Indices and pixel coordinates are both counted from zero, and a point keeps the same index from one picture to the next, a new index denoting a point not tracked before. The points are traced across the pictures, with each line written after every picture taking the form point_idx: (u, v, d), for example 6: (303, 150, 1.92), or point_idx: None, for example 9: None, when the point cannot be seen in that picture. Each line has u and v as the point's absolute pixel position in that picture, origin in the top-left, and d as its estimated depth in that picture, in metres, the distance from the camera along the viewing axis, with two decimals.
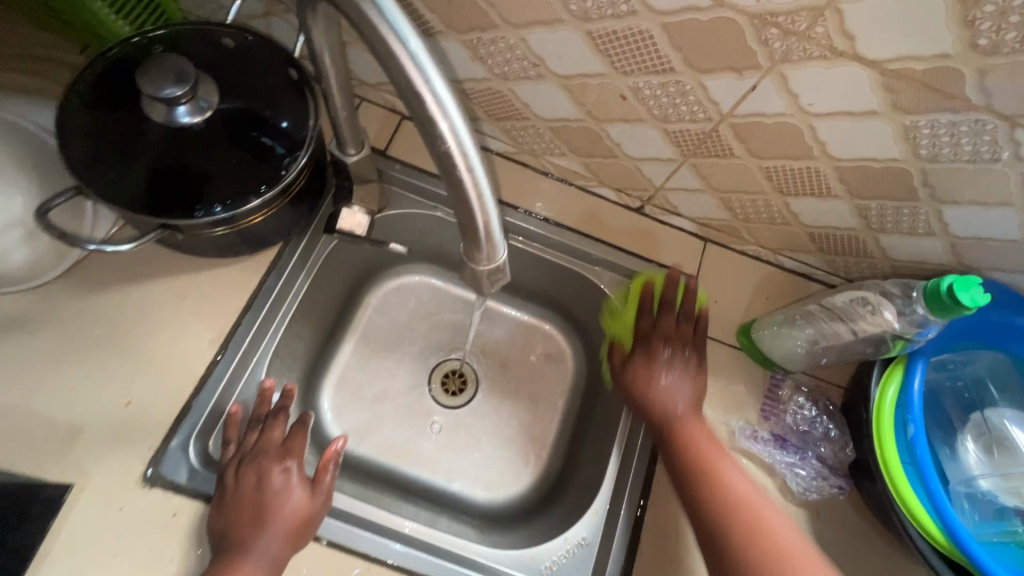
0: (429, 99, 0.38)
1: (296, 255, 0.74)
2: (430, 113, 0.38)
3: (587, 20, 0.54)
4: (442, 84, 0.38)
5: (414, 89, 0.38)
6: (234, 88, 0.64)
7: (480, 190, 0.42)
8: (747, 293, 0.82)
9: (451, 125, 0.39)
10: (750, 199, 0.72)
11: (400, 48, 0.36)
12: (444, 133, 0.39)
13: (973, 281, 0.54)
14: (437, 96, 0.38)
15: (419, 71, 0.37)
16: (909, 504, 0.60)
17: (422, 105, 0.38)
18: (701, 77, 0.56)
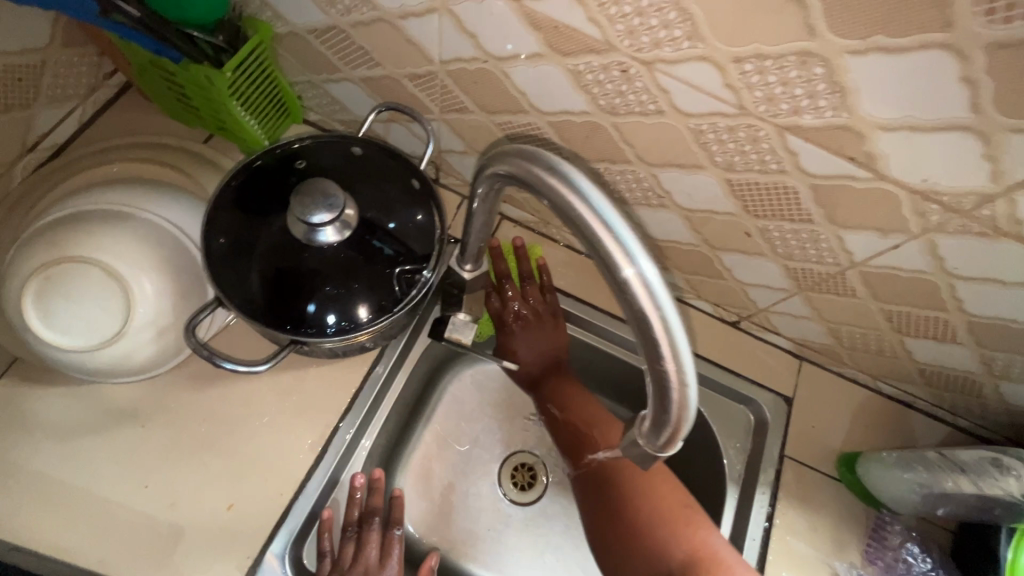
0: (617, 248, 0.34)
1: (396, 354, 0.75)
2: (628, 284, 0.34)
3: (729, 171, 0.55)
4: (657, 278, 0.33)
5: (593, 235, 0.34)
6: (362, 200, 0.67)
7: (675, 344, 0.34)
8: (845, 418, 0.79)
9: (638, 271, 0.33)
10: (862, 332, 0.70)
11: (618, 248, 0.33)
12: (654, 331, 0.34)
13: None
14: (651, 293, 0.33)
15: (635, 269, 0.33)
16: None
17: (605, 249, 0.33)
18: (840, 231, 0.56)
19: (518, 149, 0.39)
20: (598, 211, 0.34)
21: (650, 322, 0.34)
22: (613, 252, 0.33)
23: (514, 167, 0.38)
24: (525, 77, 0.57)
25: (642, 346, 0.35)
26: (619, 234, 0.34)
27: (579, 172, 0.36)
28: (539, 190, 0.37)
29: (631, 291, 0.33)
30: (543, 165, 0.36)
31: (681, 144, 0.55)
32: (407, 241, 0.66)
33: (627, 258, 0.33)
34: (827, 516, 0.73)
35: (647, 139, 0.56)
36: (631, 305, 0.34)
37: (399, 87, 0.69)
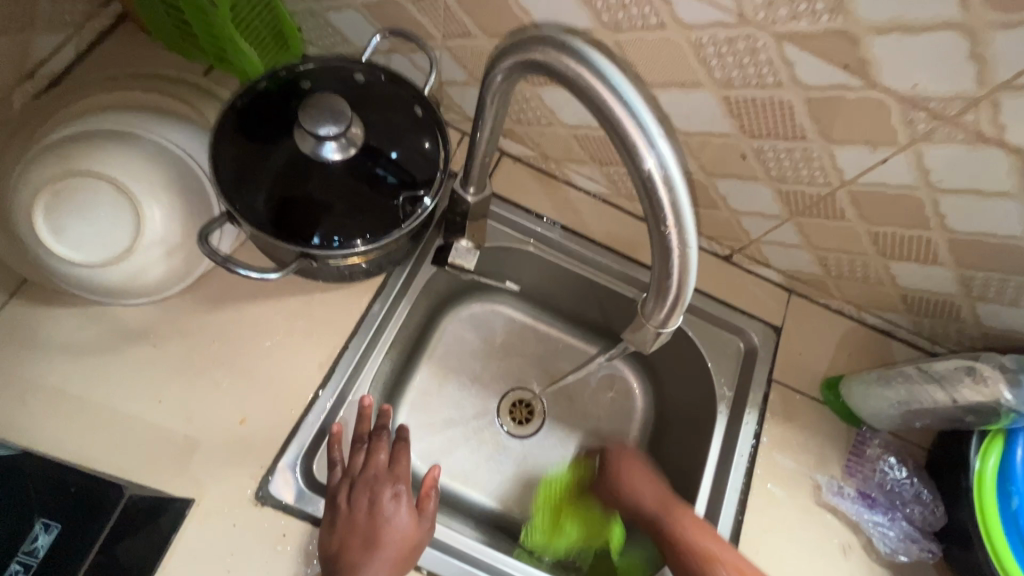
0: (636, 131, 0.39)
1: (399, 283, 0.76)
2: (645, 167, 0.40)
3: (727, 87, 0.57)
4: (671, 158, 0.39)
5: (617, 119, 0.39)
6: (365, 124, 0.68)
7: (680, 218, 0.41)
8: (830, 347, 0.83)
9: (657, 154, 0.39)
10: (849, 259, 0.73)
11: (640, 133, 0.39)
12: (665, 209, 0.40)
13: None
14: (666, 171, 0.40)
15: (652, 151, 0.39)
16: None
17: (627, 134, 0.39)
18: (832, 147, 0.58)
19: (546, 38, 0.41)
20: (620, 94, 0.39)
21: (661, 198, 0.40)
22: (635, 138, 0.39)
23: (542, 55, 0.41)
24: None
25: (651, 222, 0.42)
26: (643, 119, 0.39)
27: (607, 61, 0.40)
28: (569, 80, 0.41)
29: (647, 169, 0.39)
30: (574, 54, 0.40)
31: (682, 60, 0.56)
32: (409, 165, 0.67)
33: (647, 141, 0.39)
34: (810, 434, 0.78)
35: (648, 57, 0.57)
36: (646, 184, 0.40)
37: (401, 12, 0.69)
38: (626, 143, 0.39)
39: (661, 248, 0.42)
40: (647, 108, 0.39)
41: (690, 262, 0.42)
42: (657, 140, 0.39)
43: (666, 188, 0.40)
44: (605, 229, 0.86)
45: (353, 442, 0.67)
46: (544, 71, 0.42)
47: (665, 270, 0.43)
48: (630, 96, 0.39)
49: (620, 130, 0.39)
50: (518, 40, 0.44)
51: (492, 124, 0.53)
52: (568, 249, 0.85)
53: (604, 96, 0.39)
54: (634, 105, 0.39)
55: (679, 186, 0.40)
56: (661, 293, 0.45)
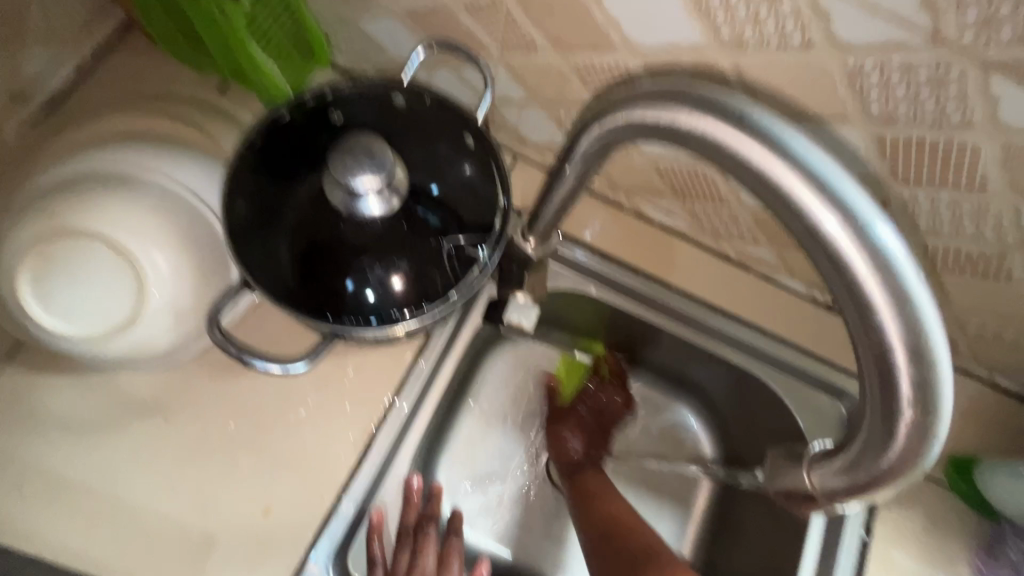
0: (830, 210, 0.29)
1: (444, 337, 0.66)
2: (843, 254, 0.29)
3: (884, 126, 0.43)
4: (884, 238, 0.29)
5: (796, 197, 0.29)
6: (405, 157, 0.56)
7: (901, 319, 0.30)
8: (955, 416, 0.69)
9: (856, 233, 0.29)
10: (997, 322, 0.59)
11: (835, 211, 0.29)
12: (878, 304, 0.30)
13: None
14: (879, 257, 0.29)
15: (854, 231, 0.29)
16: None
17: (815, 215, 0.29)
18: (1020, 202, 0.44)
19: (681, 89, 0.32)
20: (803, 163, 0.29)
21: (873, 293, 0.30)
22: (828, 220, 0.29)
23: (677, 115, 0.31)
24: (626, 5, 0.45)
25: (860, 328, 0.31)
26: (835, 190, 0.29)
27: (775, 118, 0.30)
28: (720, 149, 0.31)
29: (844, 254, 0.29)
30: (723, 111, 0.30)
31: (824, 91, 0.43)
32: (458, 203, 0.56)
33: (845, 220, 0.29)
34: (933, 524, 0.65)
35: (777, 85, 0.44)
36: (844, 275, 0.30)
37: (450, 21, 0.57)
38: (809, 226, 0.30)
39: (881, 364, 0.31)
40: (843, 174, 0.29)
41: (932, 370, 0.30)
42: (858, 219, 0.29)
43: (880, 278, 0.29)
44: (682, 271, 0.73)
45: (397, 539, 0.57)
46: (679, 136, 0.32)
47: (890, 395, 0.32)
48: (817, 163, 0.29)
49: (797, 209, 0.30)
50: (632, 93, 0.34)
51: (579, 180, 0.42)
52: (639, 292, 0.73)
53: (775, 167, 0.29)
54: (824, 173, 0.29)
55: (902, 271, 0.29)
56: (883, 437, 0.33)
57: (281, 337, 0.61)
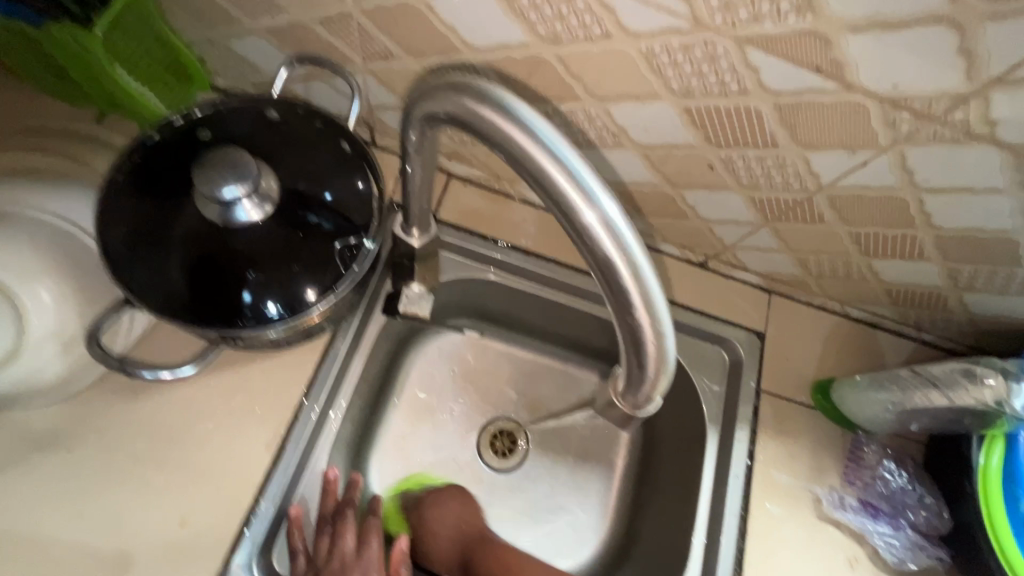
0: (575, 191, 0.38)
1: (349, 336, 0.69)
2: (589, 227, 0.39)
3: (686, 98, 0.50)
4: (612, 211, 0.39)
5: (554, 180, 0.38)
6: (283, 165, 0.59)
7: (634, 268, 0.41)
8: (816, 347, 0.79)
9: (596, 211, 0.39)
10: (829, 259, 0.69)
11: (579, 193, 0.38)
12: (614, 260, 0.40)
13: None
14: (610, 225, 0.39)
15: (594, 209, 0.39)
16: (1009, 557, 0.59)
17: (568, 196, 0.38)
18: (806, 152, 0.52)
19: (473, 91, 0.39)
20: (555, 155, 0.38)
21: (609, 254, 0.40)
22: (575, 199, 0.39)
23: (467, 113, 0.39)
24: (456, 9, 0.50)
25: (606, 279, 0.42)
26: (579, 175, 0.39)
27: (534, 116, 0.39)
28: (502, 142, 0.39)
29: (589, 226, 0.39)
30: (498, 110, 0.38)
31: (632, 72, 0.49)
32: (338, 203, 0.59)
33: (587, 200, 0.39)
34: (805, 441, 0.74)
35: (595, 70, 0.51)
36: (591, 241, 0.40)
37: (310, 36, 0.60)
38: (566, 204, 0.39)
39: (622, 302, 0.42)
40: (582, 162, 0.39)
41: (654, 303, 0.42)
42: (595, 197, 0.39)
43: (613, 242, 0.39)
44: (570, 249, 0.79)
45: (319, 526, 0.60)
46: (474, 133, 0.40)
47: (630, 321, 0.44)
48: (564, 154, 0.38)
49: (557, 190, 0.39)
50: (437, 93, 0.41)
51: (423, 169, 0.49)
52: (534, 273, 0.79)
53: (537, 156, 0.38)
54: (569, 161, 0.38)
55: (625, 235, 0.40)
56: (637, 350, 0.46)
57: (181, 355, 0.62)
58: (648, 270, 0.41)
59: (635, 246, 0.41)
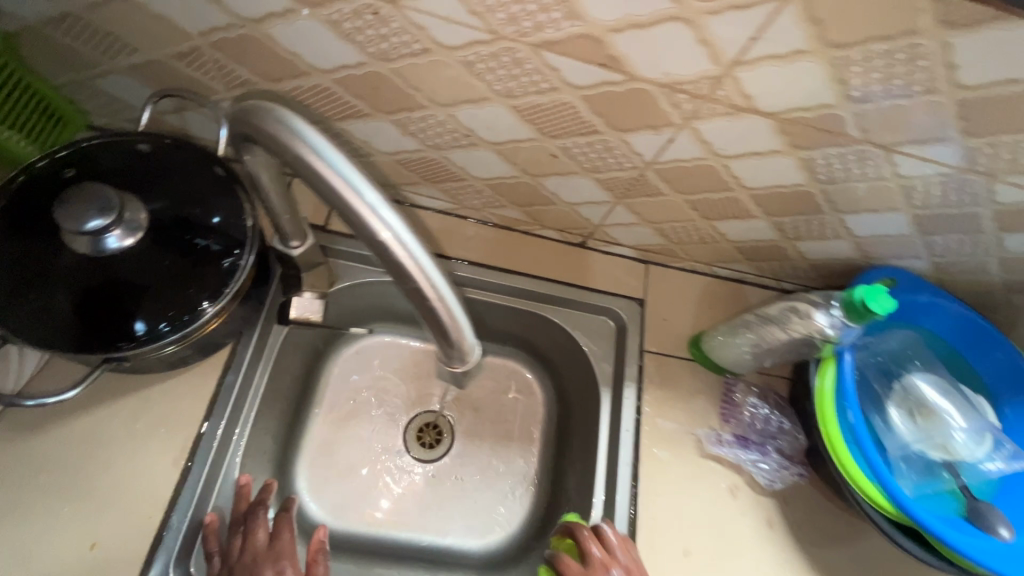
0: (360, 204, 0.41)
1: (251, 347, 0.73)
2: (378, 237, 0.42)
3: (512, 97, 0.57)
4: (396, 221, 0.42)
5: (339, 194, 0.40)
6: (159, 192, 0.63)
7: (424, 269, 0.44)
8: (691, 306, 0.88)
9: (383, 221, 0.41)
10: (681, 226, 0.78)
11: (363, 205, 0.41)
12: (406, 264, 0.43)
13: (879, 290, 0.64)
14: (396, 234, 0.42)
15: (380, 220, 0.41)
16: (843, 460, 0.69)
17: (353, 209, 0.40)
18: (623, 135, 0.60)
19: (262, 114, 0.41)
20: (337, 170, 0.40)
21: (400, 259, 0.43)
22: (361, 211, 0.41)
23: (258, 130, 0.41)
24: (292, 37, 0.55)
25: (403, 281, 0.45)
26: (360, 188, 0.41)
27: (314, 133, 0.40)
28: (292, 161, 0.41)
29: (378, 236, 0.42)
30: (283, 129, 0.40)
31: (460, 79, 0.56)
32: (221, 224, 0.64)
33: (372, 212, 0.41)
34: (687, 391, 0.83)
35: (429, 80, 0.57)
36: (382, 250, 0.42)
37: (170, 70, 0.64)
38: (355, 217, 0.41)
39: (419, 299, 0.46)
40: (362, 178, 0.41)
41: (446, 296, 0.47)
42: (383, 212, 0.41)
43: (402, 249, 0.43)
44: (460, 243, 0.85)
45: (230, 529, 0.63)
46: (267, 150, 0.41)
47: (434, 317, 0.48)
48: (345, 171, 0.40)
49: (344, 206, 0.41)
50: (241, 112, 0.42)
51: (271, 181, 0.53)
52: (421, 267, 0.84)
53: (320, 172, 0.40)
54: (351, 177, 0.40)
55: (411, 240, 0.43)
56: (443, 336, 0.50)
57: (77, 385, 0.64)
58: (436, 270, 0.45)
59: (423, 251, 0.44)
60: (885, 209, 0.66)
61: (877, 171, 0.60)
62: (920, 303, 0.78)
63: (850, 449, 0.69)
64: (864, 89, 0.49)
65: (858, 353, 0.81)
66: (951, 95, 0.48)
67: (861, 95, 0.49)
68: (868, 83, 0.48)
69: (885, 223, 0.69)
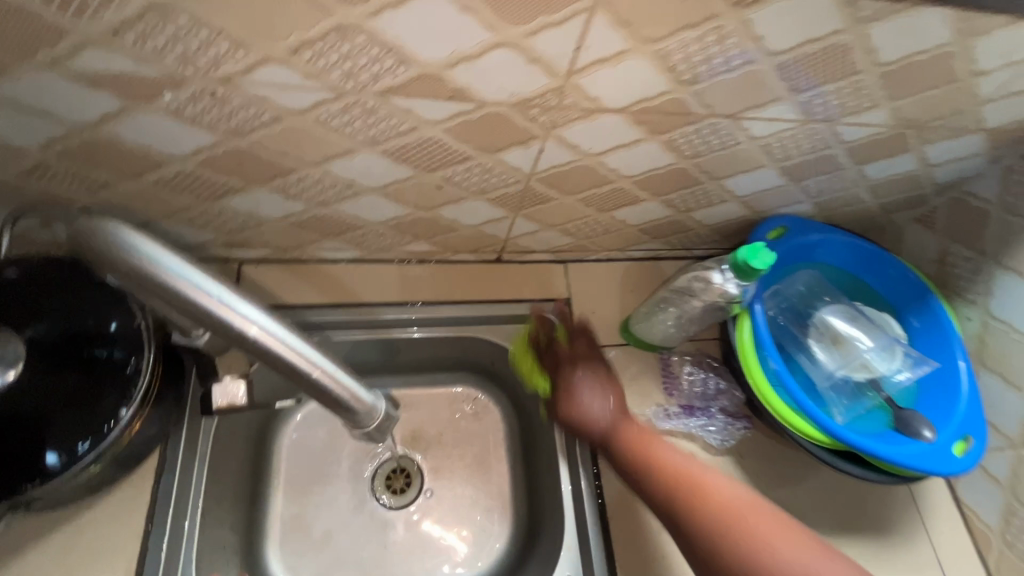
0: (215, 304, 0.41)
1: (182, 446, 0.70)
2: (243, 331, 0.43)
3: (378, 144, 0.58)
4: (257, 313, 0.44)
5: (192, 299, 0.41)
6: (44, 313, 0.61)
7: (300, 350, 0.46)
8: (615, 293, 0.91)
9: (245, 316, 0.42)
10: (583, 222, 0.81)
11: (219, 305, 0.41)
12: (279, 350, 0.45)
13: (759, 248, 0.69)
14: (263, 325, 0.43)
15: (240, 315, 0.42)
16: (776, 406, 0.73)
17: (209, 311, 0.41)
18: (496, 155, 0.62)
19: (97, 237, 0.40)
20: (184, 278, 0.40)
21: (272, 347, 0.44)
22: (218, 311, 0.41)
23: (95, 251, 0.40)
24: (138, 133, 0.54)
25: (281, 367, 0.46)
26: (212, 291, 0.41)
27: (150, 244, 0.40)
28: (132, 277, 0.40)
29: (243, 330, 0.42)
30: (115, 246, 0.40)
31: (320, 137, 0.56)
32: (120, 328, 0.62)
33: (231, 309, 0.42)
34: (629, 375, 0.85)
35: (290, 144, 0.57)
36: (250, 342, 0.43)
37: (21, 189, 0.61)
38: (214, 318, 0.41)
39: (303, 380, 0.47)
40: (211, 280, 0.42)
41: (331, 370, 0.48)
42: (240, 307, 0.42)
43: (272, 337, 0.44)
44: (379, 288, 0.85)
45: None
46: (106, 268, 0.41)
47: (326, 393, 0.49)
48: (192, 277, 0.41)
49: (201, 310, 0.41)
50: (78, 239, 0.41)
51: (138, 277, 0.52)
52: (341, 321, 0.83)
53: (166, 283, 0.40)
54: (199, 282, 0.41)
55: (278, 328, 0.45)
56: (342, 407, 0.52)
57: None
58: (311, 348, 0.46)
59: (291, 334, 0.46)
60: (755, 167, 0.71)
61: (734, 137, 0.64)
62: (812, 241, 0.84)
63: (777, 394, 0.74)
64: (692, 72, 0.52)
65: (771, 303, 0.86)
66: (768, 61, 0.52)
67: (691, 77, 0.53)
68: (693, 67, 0.51)
69: (760, 179, 0.74)
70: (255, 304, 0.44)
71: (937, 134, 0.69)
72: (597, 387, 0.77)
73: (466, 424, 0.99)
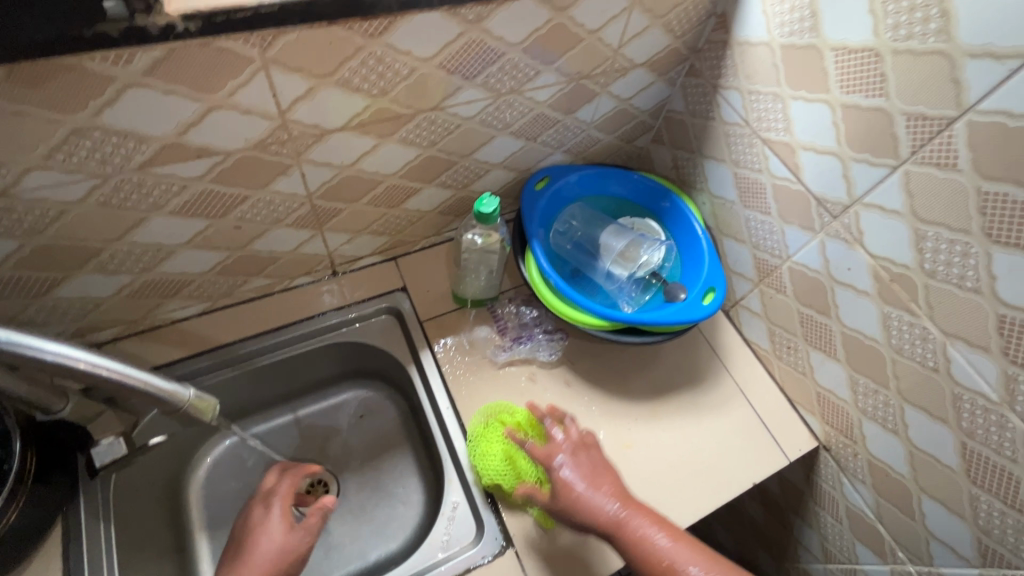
0: (23, 345, 0.53)
1: (82, 514, 0.79)
2: (58, 361, 0.55)
3: (162, 206, 0.71)
4: (64, 346, 0.56)
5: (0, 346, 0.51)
6: None
7: (112, 365, 0.60)
8: (442, 271, 1.08)
9: (54, 349, 0.55)
10: (385, 220, 0.97)
11: (26, 345, 0.53)
12: (95, 369, 0.58)
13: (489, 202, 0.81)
14: (73, 354, 0.56)
15: (48, 350, 0.54)
16: (565, 313, 0.93)
17: (20, 352, 0.52)
18: (268, 188, 0.77)
19: None
20: None
21: (89, 369, 0.58)
22: (25, 349, 0.53)
23: None
24: None
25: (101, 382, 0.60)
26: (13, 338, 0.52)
27: None
28: None
29: (58, 360, 0.55)
30: None
31: (109, 215, 0.69)
32: None
33: (38, 347, 0.53)
34: (468, 332, 1.02)
35: (86, 228, 0.69)
36: (68, 368, 0.56)
37: None
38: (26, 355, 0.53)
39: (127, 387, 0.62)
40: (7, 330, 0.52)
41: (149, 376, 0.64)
42: (45, 344, 0.54)
43: (86, 360, 0.57)
44: (235, 328, 0.97)
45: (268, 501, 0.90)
46: None
47: (152, 394, 0.65)
48: None
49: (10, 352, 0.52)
50: None
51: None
52: (206, 366, 0.94)
53: None
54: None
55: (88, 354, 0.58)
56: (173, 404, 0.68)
57: None
58: (119, 362, 0.61)
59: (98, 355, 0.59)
60: (489, 138, 0.90)
61: (452, 121, 0.82)
62: (569, 182, 1.05)
63: (564, 303, 0.94)
64: (376, 86, 0.70)
65: (559, 240, 1.06)
66: (427, 64, 0.71)
67: (379, 90, 0.71)
68: (374, 83, 0.69)
69: (501, 146, 0.93)
70: (56, 339, 0.56)
71: (609, 77, 0.91)
72: (595, 469, 0.80)
73: (362, 423, 1.12)
